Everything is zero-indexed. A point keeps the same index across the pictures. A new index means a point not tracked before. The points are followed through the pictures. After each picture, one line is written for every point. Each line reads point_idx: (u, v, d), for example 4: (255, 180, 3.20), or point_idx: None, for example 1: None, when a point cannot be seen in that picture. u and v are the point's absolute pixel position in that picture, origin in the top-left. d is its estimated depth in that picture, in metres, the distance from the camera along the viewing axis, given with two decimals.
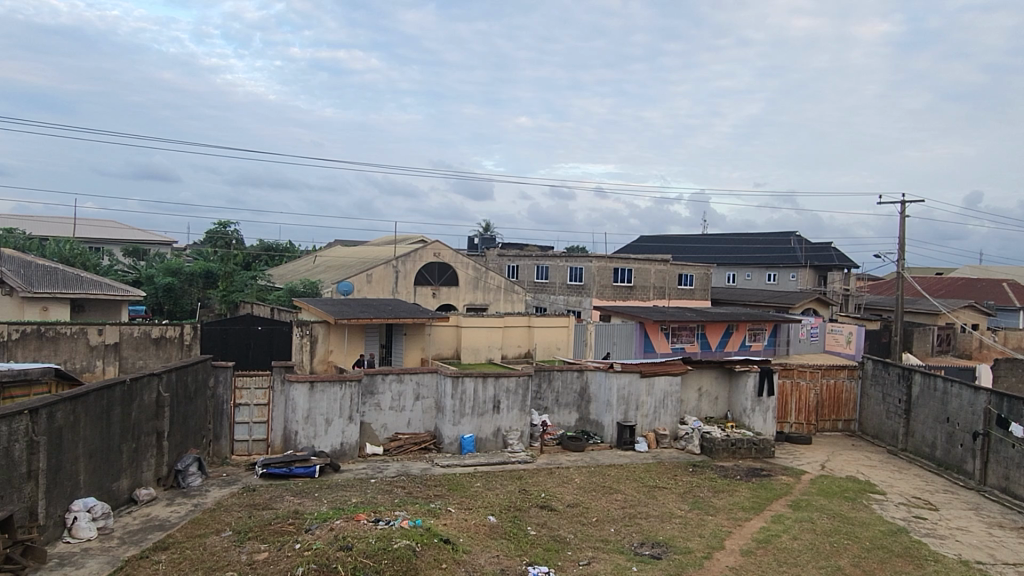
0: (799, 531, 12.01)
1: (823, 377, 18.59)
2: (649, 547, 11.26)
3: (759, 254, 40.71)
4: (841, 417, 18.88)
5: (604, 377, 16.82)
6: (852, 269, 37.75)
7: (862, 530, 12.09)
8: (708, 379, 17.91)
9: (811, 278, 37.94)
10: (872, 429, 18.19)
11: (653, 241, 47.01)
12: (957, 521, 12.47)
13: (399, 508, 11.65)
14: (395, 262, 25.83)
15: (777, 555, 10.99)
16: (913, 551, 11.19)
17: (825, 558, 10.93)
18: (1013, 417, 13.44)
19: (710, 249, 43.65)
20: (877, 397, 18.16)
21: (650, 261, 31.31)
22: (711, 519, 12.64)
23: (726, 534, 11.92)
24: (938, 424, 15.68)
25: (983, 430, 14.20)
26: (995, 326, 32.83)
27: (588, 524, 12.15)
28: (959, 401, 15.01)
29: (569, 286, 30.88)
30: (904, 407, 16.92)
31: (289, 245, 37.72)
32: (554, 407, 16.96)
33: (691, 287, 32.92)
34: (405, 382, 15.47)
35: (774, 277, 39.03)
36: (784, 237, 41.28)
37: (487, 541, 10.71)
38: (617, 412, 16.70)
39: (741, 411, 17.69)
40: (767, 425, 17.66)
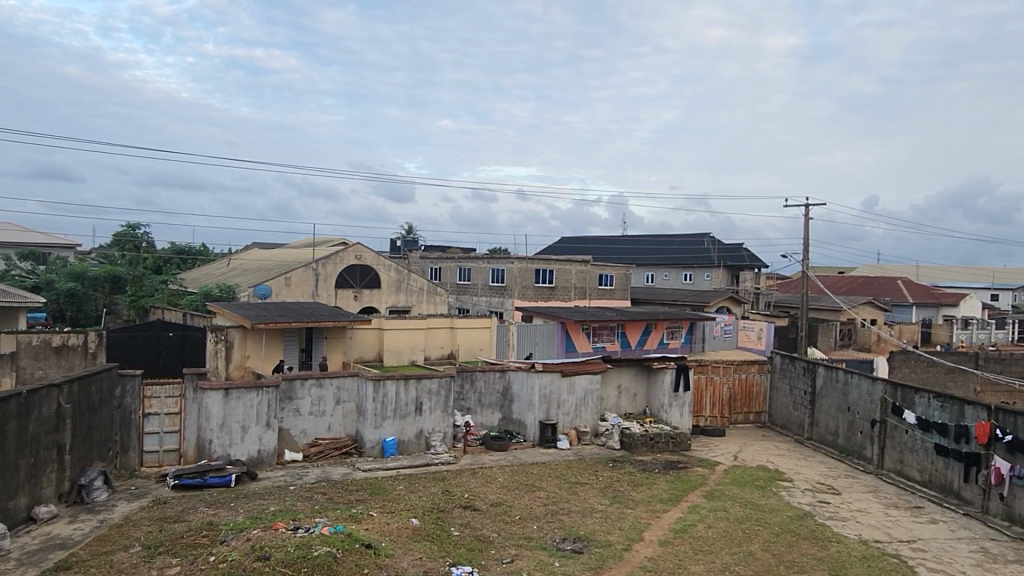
0: (713, 520, 12.42)
1: (735, 372, 19.35)
2: (571, 542, 11.40)
3: (675, 255, 42.05)
4: (752, 409, 19.67)
5: (526, 377, 16.96)
6: (762, 269, 39.55)
7: (771, 517, 12.62)
8: (627, 376, 18.31)
9: (724, 277, 39.41)
10: (781, 420, 19.04)
11: (573, 243, 47.74)
12: (857, 504, 13.19)
13: (319, 514, 11.41)
14: (315, 265, 25.31)
15: (693, 544, 11.34)
16: (818, 534, 11.77)
17: (738, 545, 11.35)
18: (906, 405, 14.37)
19: (628, 250, 44.74)
20: (785, 389, 19.01)
21: (571, 263, 31.80)
22: (631, 512, 12.92)
23: (644, 526, 12.20)
24: (840, 414, 16.55)
25: (880, 418, 15.09)
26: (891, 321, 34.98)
27: (510, 522, 12.21)
28: (858, 392, 15.91)
29: (492, 287, 31.01)
30: (809, 398, 17.78)
31: (201, 248, 36.37)
32: (477, 408, 16.96)
33: (611, 288, 33.61)
34: (324, 386, 15.15)
35: (690, 277, 40.38)
36: (698, 239, 42.83)
37: (410, 544, 10.60)
38: (539, 410, 16.87)
39: (659, 406, 18.15)
40: (683, 420, 18.21)
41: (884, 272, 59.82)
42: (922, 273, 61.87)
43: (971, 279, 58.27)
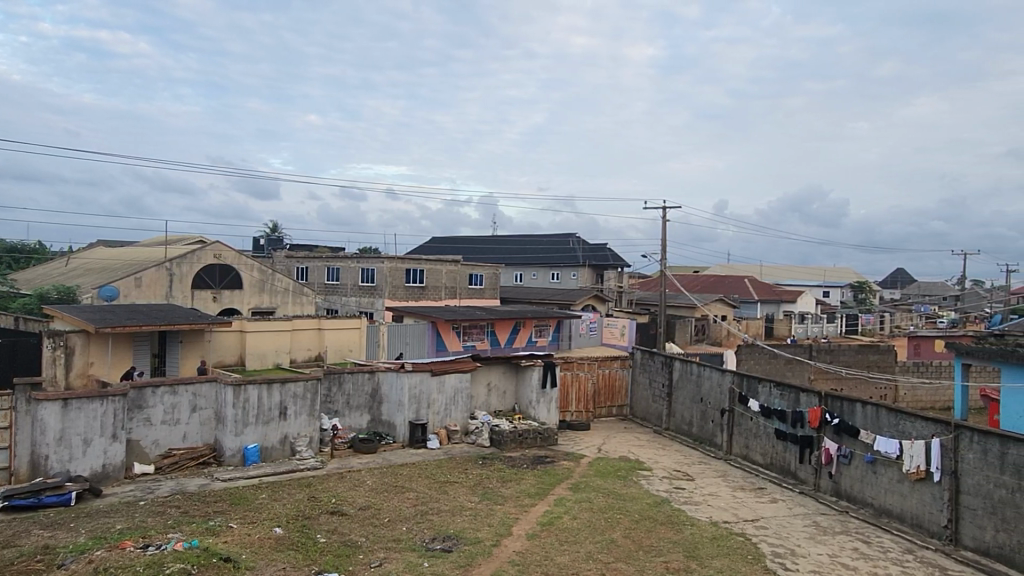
0: (578, 512, 12.83)
1: (598, 368, 20.10)
2: (440, 541, 11.39)
3: (543, 255, 43.08)
4: (615, 403, 20.49)
5: (395, 377, 16.75)
6: (624, 268, 41.33)
7: (632, 505, 13.19)
8: (496, 374, 18.54)
9: (590, 276, 40.79)
10: (641, 412, 19.96)
11: (444, 242, 47.71)
12: (708, 488, 14.08)
13: (173, 530, 10.72)
14: (169, 264, 23.77)
15: (559, 535, 11.67)
16: (674, 519, 12.45)
17: (601, 533, 11.79)
18: (751, 394, 15.51)
19: (498, 250, 45.31)
20: (645, 383, 19.95)
21: (442, 262, 31.78)
22: (500, 508, 13.08)
23: (513, 521, 12.40)
24: (694, 404, 17.60)
25: (729, 407, 16.19)
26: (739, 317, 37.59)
27: (379, 525, 12.01)
28: (710, 383, 16.97)
29: (361, 287, 30.42)
30: (666, 390, 18.76)
31: (36, 246, 33.10)
32: (345, 410, 16.53)
33: (482, 287, 33.93)
34: (179, 393, 14.24)
35: (557, 276, 41.49)
36: (565, 239, 44.12)
37: (273, 554, 10.20)
38: (408, 411, 16.73)
39: (527, 403, 18.52)
40: (551, 415, 18.68)
41: (734, 271, 64.13)
42: (766, 272, 66.87)
43: (809, 279, 62.97)
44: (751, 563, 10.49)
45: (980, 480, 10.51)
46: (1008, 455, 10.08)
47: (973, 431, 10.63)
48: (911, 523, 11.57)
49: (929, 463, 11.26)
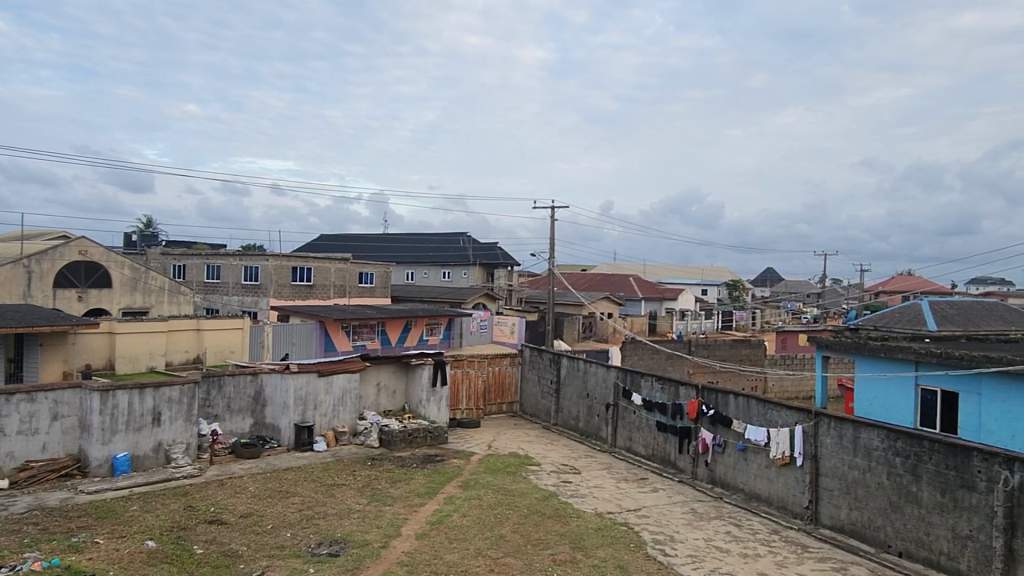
0: (467, 509, 12.87)
1: (489, 365, 20.26)
2: (327, 546, 11.12)
3: (434, 253, 42.90)
4: (505, 400, 20.71)
5: (280, 379, 16.19)
6: (514, 267, 41.85)
7: (521, 500, 13.39)
8: (385, 373, 18.30)
9: (481, 275, 40.96)
10: (531, 408, 20.29)
11: (333, 240, 46.57)
12: (594, 480, 14.50)
13: (29, 549, 9.89)
14: (27, 261, 21.89)
15: (448, 533, 11.66)
16: (560, 511, 12.73)
17: (490, 529, 11.89)
18: (634, 389, 16.10)
19: (388, 249, 44.71)
20: (534, 379, 20.28)
21: (330, 260, 30.97)
22: (388, 509, 12.92)
23: (402, 521, 12.28)
24: (580, 399, 18.06)
25: (613, 402, 16.73)
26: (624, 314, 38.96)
27: (262, 532, 11.58)
28: (595, 378, 17.47)
29: (243, 286, 29.18)
30: (554, 387, 19.16)
31: None
32: (225, 414, 15.82)
33: (372, 286, 33.37)
34: (37, 401, 13.08)
35: (448, 275, 41.44)
36: (455, 238, 44.12)
37: (144, 569, 9.61)
38: (294, 413, 16.20)
39: (417, 402, 18.40)
40: (441, 414, 18.65)
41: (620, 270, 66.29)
42: (649, 272, 69.51)
43: (688, 279, 64.25)
44: (633, 551, 10.88)
45: (836, 463, 11.39)
46: (860, 439, 10.98)
47: (830, 418, 11.50)
48: (777, 505, 12.38)
49: (792, 449, 12.08)
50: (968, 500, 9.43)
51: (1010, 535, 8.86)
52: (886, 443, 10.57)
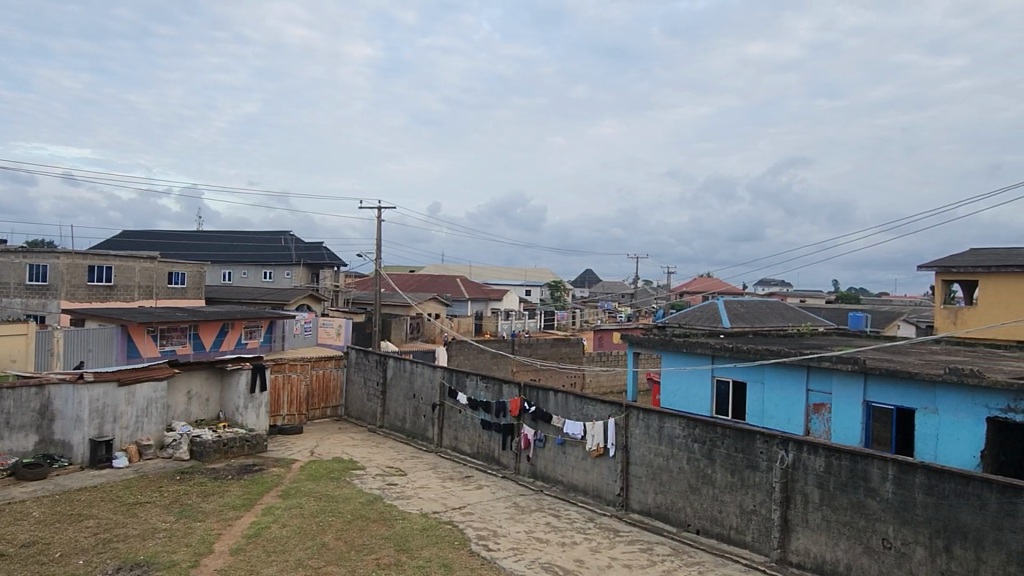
0: (287, 519, 12.35)
1: (312, 368, 19.61)
2: (128, 570, 10.16)
3: (253, 252, 40.80)
4: (329, 404, 20.14)
5: (72, 390, 14.53)
6: (340, 266, 40.88)
7: (344, 505, 13.08)
8: (197, 380, 17.10)
9: (305, 275, 39.60)
10: (356, 411, 19.90)
11: (137, 236, 42.82)
12: (419, 481, 14.51)
13: None
14: None
15: (266, 546, 11.12)
16: (385, 514, 12.59)
17: (311, 538, 11.50)
18: (459, 388, 16.31)
19: (202, 247, 41.88)
20: (359, 382, 19.91)
21: (135, 258, 28.45)
22: (199, 525, 12.08)
23: (215, 537, 11.52)
24: (407, 400, 17.97)
25: (439, 402, 16.81)
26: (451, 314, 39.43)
27: (49, 562, 10.35)
28: (421, 379, 17.47)
29: (28, 286, 25.97)
30: (380, 388, 18.90)
31: None
32: (3, 432, 13.90)
33: (183, 286, 31.07)
34: None
35: (270, 274, 39.63)
36: (277, 237, 42.30)
37: None
38: (89, 428, 14.61)
39: (233, 409, 17.38)
40: (260, 421, 17.75)
41: (447, 271, 66.83)
42: (475, 273, 70.72)
43: (513, 279, 67.52)
44: (457, 549, 11.01)
45: (643, 451, 12.25)
46: (664, 428, 11.90)
47: (639, 410, 12.35)
48: (592, 494, 13.11)
49: (605, 440, 12.84)
50: (751, 478, 10.54)
51: (785, 507, 10.05)
52: (687, 431, 11.53)
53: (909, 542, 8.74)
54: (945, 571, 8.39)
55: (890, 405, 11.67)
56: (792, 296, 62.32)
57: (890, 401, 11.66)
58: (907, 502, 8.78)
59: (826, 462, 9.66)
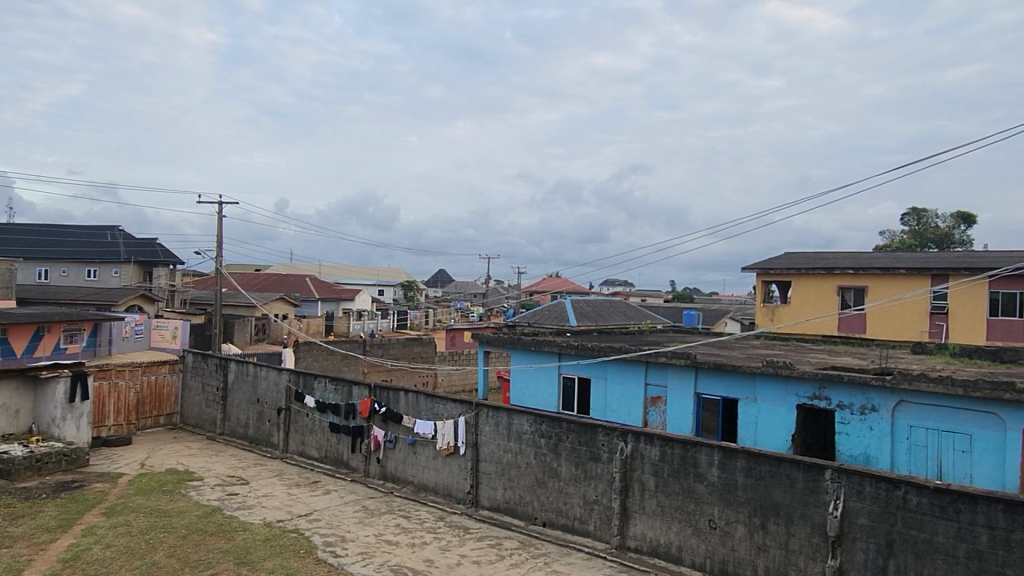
0: (112, 538, 11.35)
1: (143, 374, 18.20)
2: None
3: (76, 248, 37.27)
4: (162, 412, 18.79)
5: None
6: (177, 264, 38.26)
7: (178, 520, 12.23)
8: (4, 391, 15.32)
9: (136, 274, 36.73)
10: (193, 419, 18.70)
11: None
12: (262, 489, 13.86)
13: None
14: None
15: (85, 570, 10.15)
16: (224, 527, 11.92)
17: (139, 557, 10.65)
18: (306, 391, 15.78)
19: (12, 241, 37.63)
20: (196, 387, 18.72)
21: None
22: (5, 552, 10.82)
23: (24, 564, 10.37)
24: (250, 405, 17.12)
25: (285, 406, 16.16)
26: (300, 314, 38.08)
27: None
28: (266, 382, 16.71)
29: None
30: (221, 394, 17.88)
31: None
32: None
33: None
34: None
35: (95, 272, 36.38)
36: (103, 232, 38.93)
37: None
38: None
39: (49, 421, 15.73)
40: (81, 433, 16.18)
41: (296, 270, 64.43)
42: (325, 272, 68.67)
43: (365, 279, 66.16)
44: (302, 557, 10.64)
45: (493, 448, 12.45)
46: (513, 425, 12.16)
47: (489, 408, 12.54)
48: (443, 493, 13.13)
49: (456, 439, 12.92)
50: (594, 470, 11.01)
51: (624, 495, 10.59)
52: (534, 426, 11.86)
53: (731, 522, 9.50)
54: (762, 545, 9.19)
55: (717, 396, 12.67)
56: (633, 295, 66.00)
57: (717, 392, 12.62)
58: (730, 484, 9.54)
59: (660, 451, 10.29)
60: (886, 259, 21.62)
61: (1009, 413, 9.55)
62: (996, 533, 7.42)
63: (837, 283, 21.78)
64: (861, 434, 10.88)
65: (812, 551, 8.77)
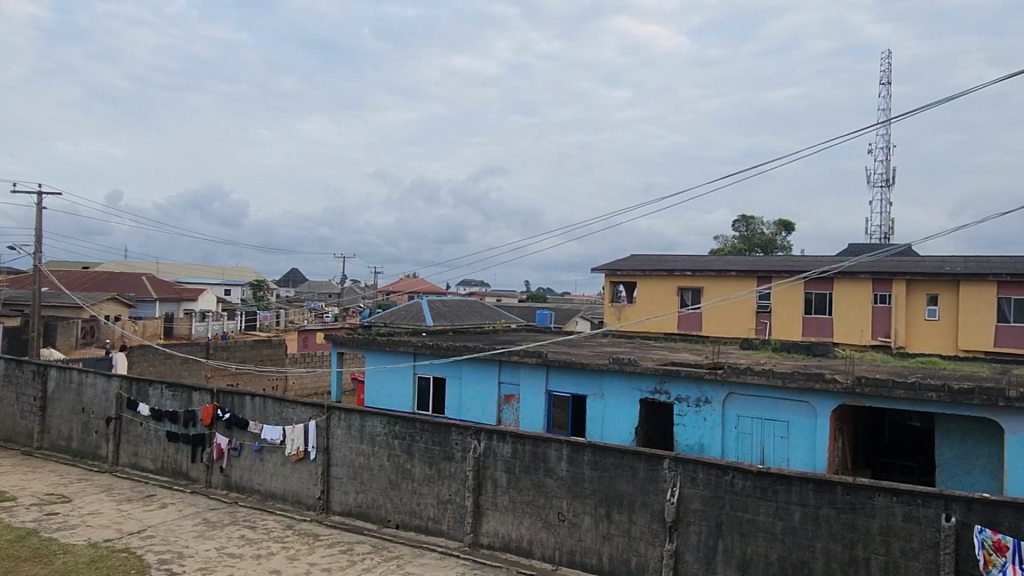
0: None
1: None
2: None
3: None
4: None
5: None
6: None
7: None
8: None
9: None
10: (5, 433, 16.77)
11: None
12: (88, 507, 12.67)
13: None
14: None
15: None
16: (41, 551, 10.75)
17: None
18: (140, 398, 14.65)
19: None
20: (10, 398, 16.82)
21: None
22: None
23: None
24: (74, 416, 15.63)
25: (115, 415, 14.90)
26: (135, 316, 35.28)
27: None
28: (93, 390, 15.32)
29: None
30: (39, 405, 16.17)
31: None
32: None
33: None
34: None
35: None
36: None
37: None
38: None
39: None
40: None
41: (130, 268, 59.53)
42: (164, 271, 63.98)
43: (209, 278, 62.42)
44: None
45: (345, 452, 12.15)
46: (365, 427, 11.93)
47: (341, 410, 12.24)
48: (292, 500, 12.65)
49: (306, 443, 12.48)
50: (447, 469, 11.03)
51: (477, 493, 10.69)
52: (387, 428, 11.70)
53: (578, 513, 9.85)
54: (606, 534, 9.60)
55: (567, 393, 13.10)
56: (488, 296, 67.10)
57: (567, 388, 13.07)
58: (578, 477, 9.89)
59: (512, 447, 10.48)
60: (719, 262, 23.37)
61: (820, 401, 10.63)
62: (808, 509, 8.19)
63: (677, 284, 23.23)
64: (696, 425, 11.65)
65: (652, 536, 9.26)
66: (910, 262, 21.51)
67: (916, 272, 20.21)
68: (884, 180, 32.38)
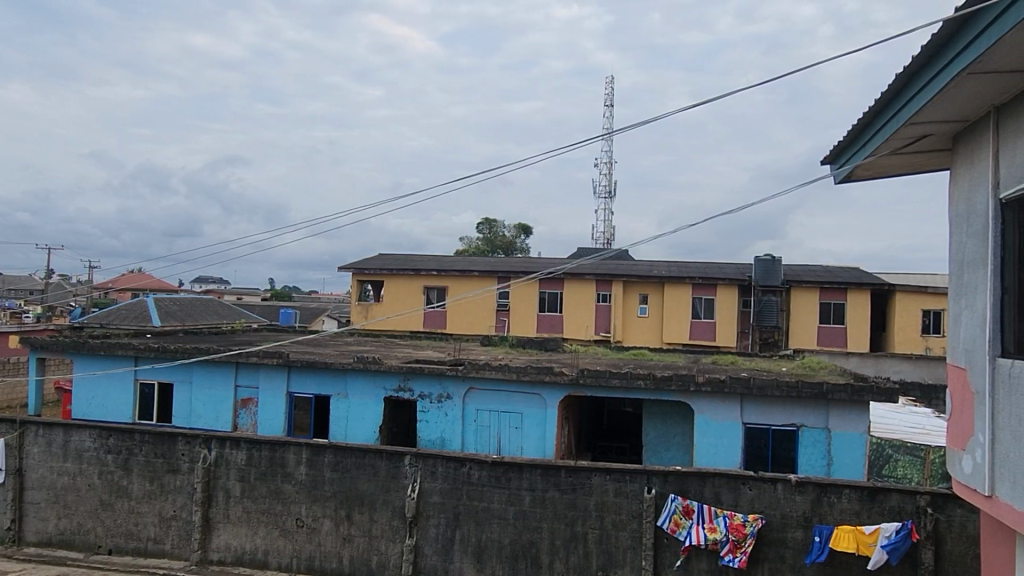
0: None
1: None
2: None
3: None
4: None
5: None
6: None
7: None
8: None
9: None
10: None
11: None
12: None
13: None
14: None
15: None
16: None
17: None
18: None
19: None
20: None
21: None
22: None
23: None
24: None
25: None
26: None
27: None
28: None
29: None
30: None
31: None
32: None
33: None
34: None
35: None
36: None
37: None
38: None
39: None
40: None
41: None
42: None
43: None
44: None
45: (44, 472, 10.56)
46: (71, 442, 10.46)
47: (38, 425, 10.61)
48: None
49: None
50: (172, 483, 10.06)
51: (206, 506, 9.89)
52: (98, 442, 10.37)
53: (318, 517, 9.56)
54: (347, 535, 9.43)
55: (309, 394, 12.67)
56: (221, 293, 62.65)
57: (308, 389, 12.65)
58: (317, 480, 9.60)
59: (246, 455, 9.87)
60: (463, 263, 24.23)
61: (549, 393, 11.48)
62: (536, 493, 8.79)
63: (422, 283, 23.66)
64: (437, 420, 11.95)
65: (392, 533, 9.29)
66: (628, 265, 24.17)
67: (632, 274, 22.80)
68: (606, 191, 35.96)
